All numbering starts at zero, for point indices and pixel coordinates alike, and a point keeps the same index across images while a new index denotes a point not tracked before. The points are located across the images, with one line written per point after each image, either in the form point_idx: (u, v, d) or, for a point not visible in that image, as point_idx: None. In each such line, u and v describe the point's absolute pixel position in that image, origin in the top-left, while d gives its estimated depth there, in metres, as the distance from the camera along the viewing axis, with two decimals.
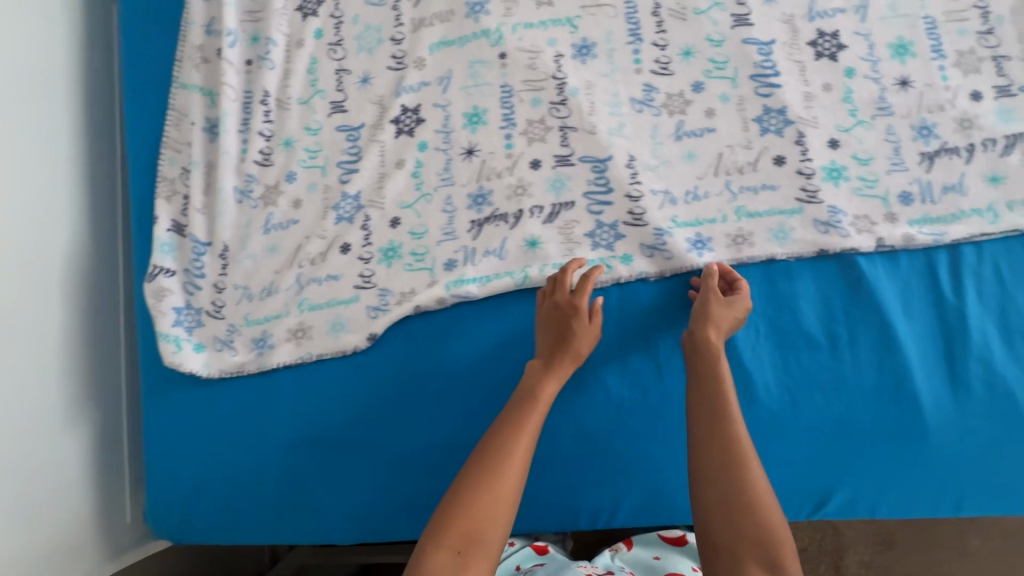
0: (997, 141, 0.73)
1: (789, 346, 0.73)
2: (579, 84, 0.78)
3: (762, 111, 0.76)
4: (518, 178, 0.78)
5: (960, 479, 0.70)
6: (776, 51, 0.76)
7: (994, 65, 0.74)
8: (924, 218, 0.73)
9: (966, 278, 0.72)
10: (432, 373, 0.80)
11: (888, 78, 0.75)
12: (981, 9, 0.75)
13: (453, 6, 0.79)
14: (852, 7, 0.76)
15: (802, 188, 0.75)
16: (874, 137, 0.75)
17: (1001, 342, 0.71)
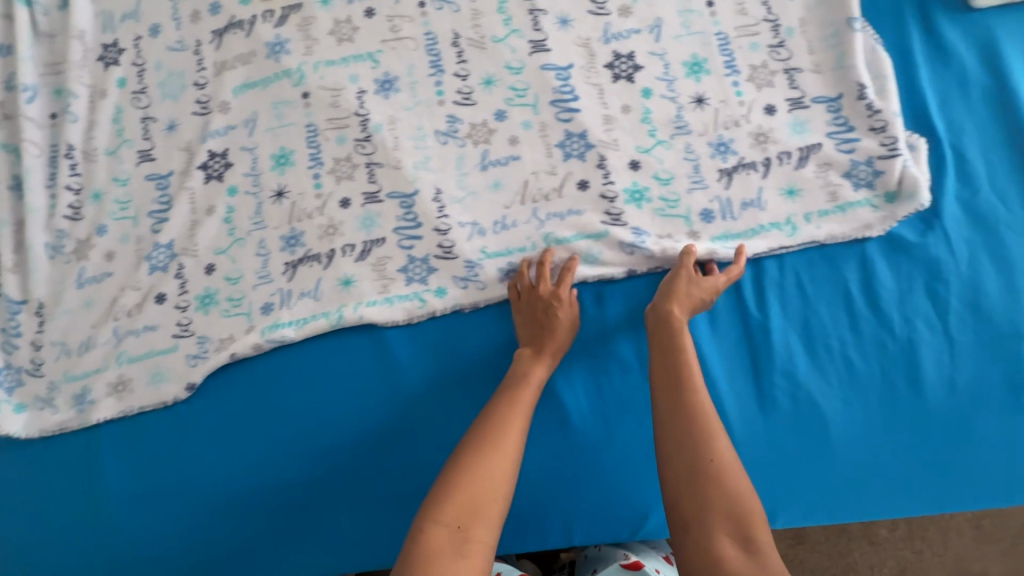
0: (791, 153, 0.73)
1: (601, 370, 0.75)
2: (382, 120, 0.77)
3: (564, 136, 0.76)
4: (329, 218, 0.78)
5: (771, 490, 0.72)
6: (573, 75, 0.76)
7: (786, 78, 0.74)
8: (725, 234, 0.74)
9: (769, 293, 0.73)
10: (257, 417, 0.77)
11: (684, 96, 0.75)
12: (770, 22, 0.75)
13: (253, 48, 0.78)
14: (646, 27, 0.76)
15: (607, 212, 0.75)
16: (673, 157, 0.75)
17: (806, 354, 0.73)
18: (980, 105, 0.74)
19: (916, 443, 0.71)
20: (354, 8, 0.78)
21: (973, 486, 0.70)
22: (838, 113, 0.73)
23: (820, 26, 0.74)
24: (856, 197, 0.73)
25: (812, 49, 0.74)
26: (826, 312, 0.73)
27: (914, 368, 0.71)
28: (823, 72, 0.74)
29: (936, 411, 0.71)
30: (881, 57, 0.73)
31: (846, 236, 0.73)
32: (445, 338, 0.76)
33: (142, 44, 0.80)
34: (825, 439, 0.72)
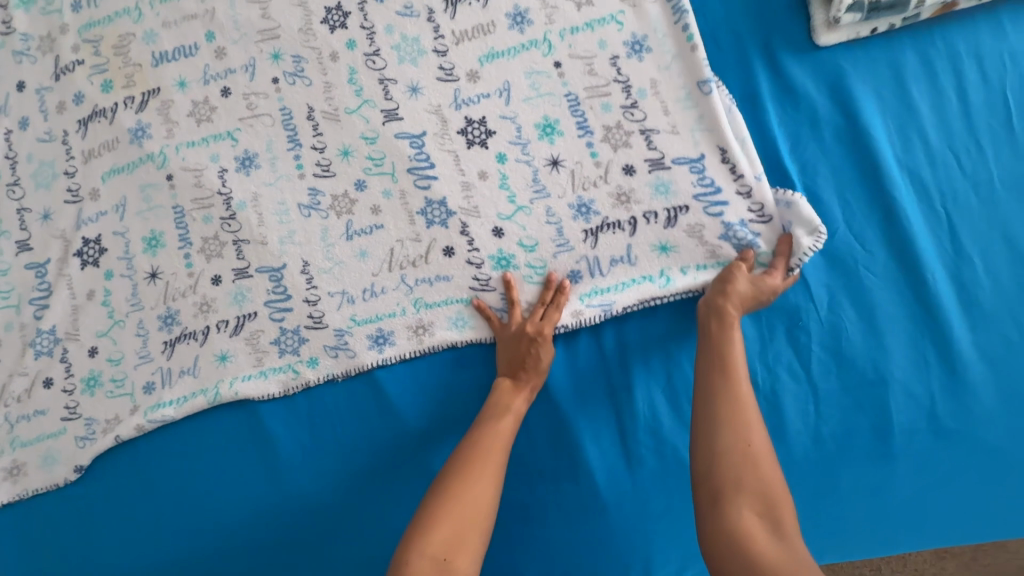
0: (657, 214, 0.72)
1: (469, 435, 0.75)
2: (245, 198, 0.78)
3: (424, 203, 0.76)
4: (202, 296, 0.77)
5: (643, 546, 0.72)
6: (427, 142, 0.76)
7: (643, 139, 0.72)
8: (595, 291, 0.73)
9: (628, 347, 0.73)
10: (149, 496, 0.78)
11: (538, 158, 0.74)
12: (622, 82, 0.72)
13: (117, 134, 0.81)
14: (495, 91, 0.75)
15: (474, 278, 0.75)
16: (535, 224, 0.74)
17: (666, 406, 0.72)
18: (834, 146, 0.70)
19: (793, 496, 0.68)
20: (210, 88, 0.79)
21: (853, 532, 0.68)
22: (702, 173, 0.70)
23: (673, 85, 0.71)
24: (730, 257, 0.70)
25: (667, 107, 0.71)
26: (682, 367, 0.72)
27: (780, 422, 0.68)
28: (681, 133, 0.71)
29: (809, 464, 0.67)
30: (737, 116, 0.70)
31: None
32: (316, 409, 0.78)
33: (12, 138, 0.83)
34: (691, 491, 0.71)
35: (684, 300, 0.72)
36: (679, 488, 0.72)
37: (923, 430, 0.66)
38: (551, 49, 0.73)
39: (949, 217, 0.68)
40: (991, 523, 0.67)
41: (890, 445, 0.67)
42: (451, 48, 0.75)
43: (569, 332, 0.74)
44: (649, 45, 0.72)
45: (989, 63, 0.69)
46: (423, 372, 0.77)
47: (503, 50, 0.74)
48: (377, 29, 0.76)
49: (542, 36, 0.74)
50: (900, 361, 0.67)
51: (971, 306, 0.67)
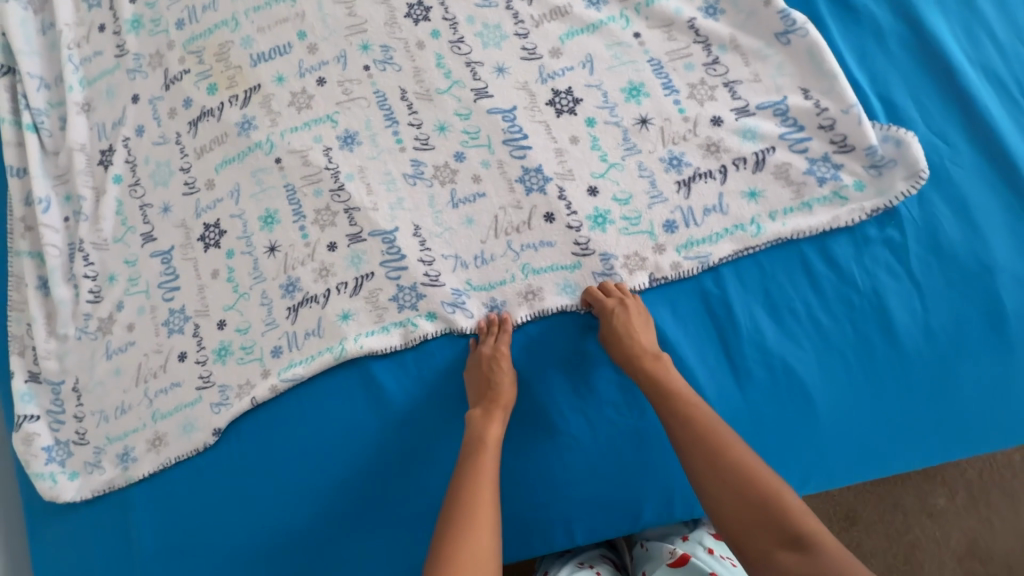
0: (746, 159, 0.75)
1: (574, 370, 0.76)
2: (352, 170, 0.84)
3: (522, 171, 0.79)
4: (320, 262, 0.84)
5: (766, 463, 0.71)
6: (519, 116, 0.81)
7: (727, 92, 0.76)
8: (690, 242, 0.75)
9: (725, 270, 0.74)
10: (270, 460, 0.82)
11: (628, 119, 0.78)
12: (701, 43, 0.78)
13: (225, 129, 0.88)
14: (579, 63, 0.80)
15: (575, 242, 0.77)
16: (628, 177, 0.77)
17: (771, 322, 0.72)
18: (902, 54, 0.73)
19: (908, 392, 0.69)
20: (306, 80, 0.87)
21: (965, 424, 0.68)
22: (785, 115, 0.74)
23: (751, 40, 0.76)
24: (821, 193, 0.73)
25: (748, 61, 0.76)
26: (783, 281, 0.73)
27: (886, 318, 0.70)
28: (763, 80, 0.76)
29: (923, 357, 0.68)
30: (829, 61, 0.73)
31: (818, 228, 0.72)
32: (425, 362, 0.81)
33: (130, 144, 0.90)
34: (810, 407, 0.70)
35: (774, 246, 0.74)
36: (796, 407, 0.70)
37: None
38: (627, 23, 0.80)
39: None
40: None
41: (1005, 333, 0.67)
42: (532, 31, 0.82)
43: (682, 280, 0.75)
44: (722, 8, 0.78)
45: None
46: (539, 331, 0.77)
47: (582, 27, 0.81)
48: (460, 18, 0.84)
49: (618, 13, 0.80)
50: (1005, 248, 0.68)
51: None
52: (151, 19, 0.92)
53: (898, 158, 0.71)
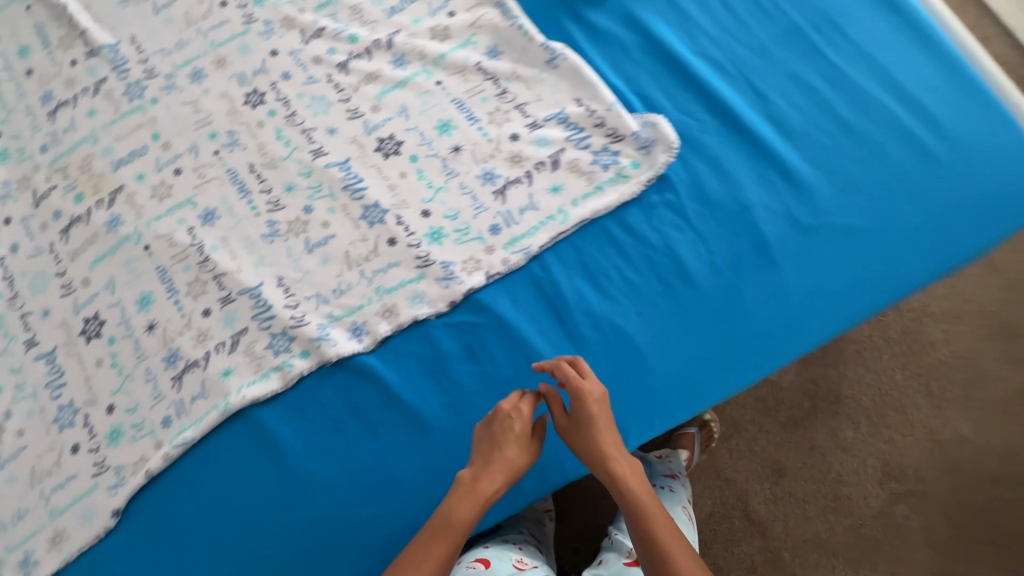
0: (544, 162, 0.89)
1: (439, 371, 0.84)
2: (215, 242, 0.93)
3: (363, 209, 0.91)
4: (198, 329, 0.90)
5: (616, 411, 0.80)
6: (353, 165, 0.93)
7: (518, 112, 0.91)
8: (513, 238, 0.87)
9: (547, 255, 0.86)
10: (175, 527, 0.84)
11: (444, 149, 0.92)
12: (490, 79, 0.93)
13: (95, 230, 0.96)
14: (396, 113, 0.94)
15: (416, 258, 0.88)
16: (453, 197, 0.90)
17: (593, 290, 0.84)
18: (644, 58, 0.91)
19: (711, 321, 0.80)
20: (164, 173, 0.97)
21: (766, 338, 0.79)
22: (567, 121, 0.90)
23: (528, 69, 0.92)
24: (608, 177, 0.87)
25: (530, 86, 0.92)
26: (596, 253, 0.85)
27: (681, 265, 0.83)
28: (544, 98, 0.91)
29: (714, 290, 0.81)
30: (589, 74, 0.90)
31: (611, 204, 0.85)
32: (306, 397, 0.86)
33: (6, 262, 0.97)
34: (638, 354, 0.81)
35: (582, 226, 0.86)
36: (628, 357, 0.81)
37: (790, 233, 0.81)
38: (429, 74, 0.95)
39: (748, 79, 0.88)
40: (881, 288, 0.79)
41: (770, 255, 0.81)
42: (352, 95, 0.96)
43: (514, 271, 0.86)
44: (501, 49, 0.94)
45: None
46: (401, 341, 0.86)
47: (393, 85, 0.95)
48: (291, 97, 0.97)
49: (420, 69, 0.95)
50: (751, 189, 0.83)
51: (786, 129, 0.85)
52: (16, 149, 1.02)
53: (657, 136, 0.86)
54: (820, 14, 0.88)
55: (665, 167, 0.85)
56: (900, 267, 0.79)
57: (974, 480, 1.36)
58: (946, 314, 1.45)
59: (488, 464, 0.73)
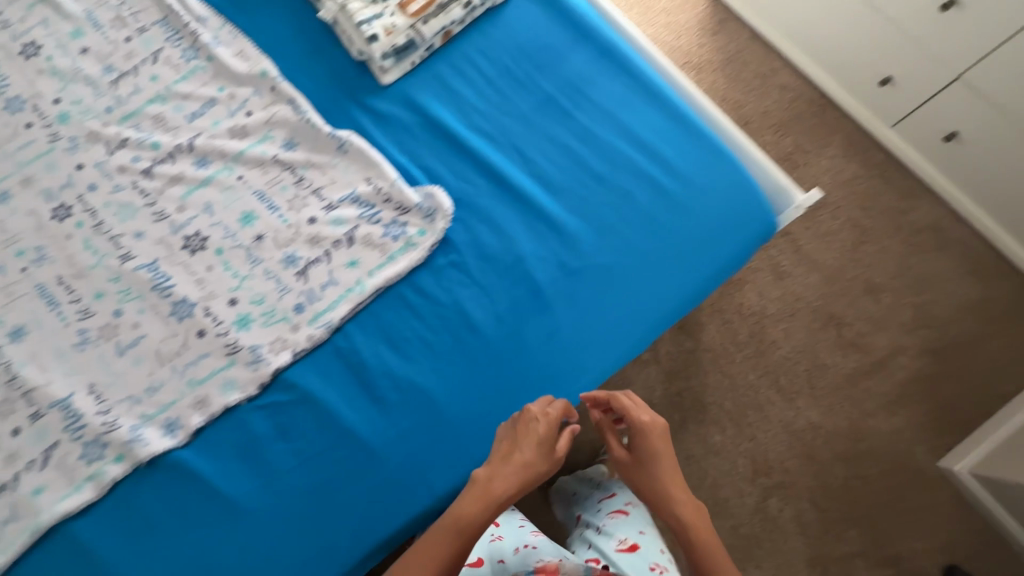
0: (341, 240, 0.96)
1: (253, 453, 0.87)
2: (23, 358, 0.93)
3: (172, 306, 0.95)
4: (5, 450, 0.89)
5: (421, 465, 0.85)
6: (161, 265, 0.97)
7: (315, 196, 0.99)
8: (317, 314, 0.92)
9: (349, 326, 0.92)
10: None
11: (247, 239, 0.97)
12: (287, 169, 1.00)
13: None
14: (201, 210, 0.99)
15: (226, 346, 0.92)
16: (258, 283, 0.95)
17: (392, 353, 0.90)
18: (425, 136, 1.01)
19: (499, 366, 0.88)
20: None
21: (548, 374, 0.88)
22: (359, 200, 0.97)
23: (320, 156, 1.00)
24: (398, 246, 0.94)
25: (324, 172, 1.00)
26: (393, 319, 0.91)
27: (468, 319, 0.90)
28: (338, 181, 0.99)
29: (499, 337, 0.89)
30: (374, 155, 0.99)
31: (402, 271, 0.93)
32: (122, 501, 0.87)
33: None
34: (435, 408, 0.86)
35: (379, 295, 0.93)
36: (427, 412, 0.86)
37: (560, 278, 0.91)
38: (231, 170, 1.01)
39: (513, 143, 0.98)
40: (641, 316, 0.90)
41: (543, 300, 0.90)
42: (159, 198, 1.00)
43: (318, 346, 0.91)
44: (296, 140, 1.02)
45: (490, 53, 1.04)
46: (214, 430, 0.89)
47: (197, 184, 1.01)
48: (98, 206, 1.01)
49: (222, 166, 1.02)
50: (523, 242, 0.93)
51: (549, 185, 0.95)
52: None
53: (436, 205, 0.95)
54: (568, 84, 1.01)
55: (446, 231, 0.94)
56: (656, 296, 0.90)
57: (830, 462, 1.48)
58: (782, 313, 1.58)
59: (505, 463, 0.79)
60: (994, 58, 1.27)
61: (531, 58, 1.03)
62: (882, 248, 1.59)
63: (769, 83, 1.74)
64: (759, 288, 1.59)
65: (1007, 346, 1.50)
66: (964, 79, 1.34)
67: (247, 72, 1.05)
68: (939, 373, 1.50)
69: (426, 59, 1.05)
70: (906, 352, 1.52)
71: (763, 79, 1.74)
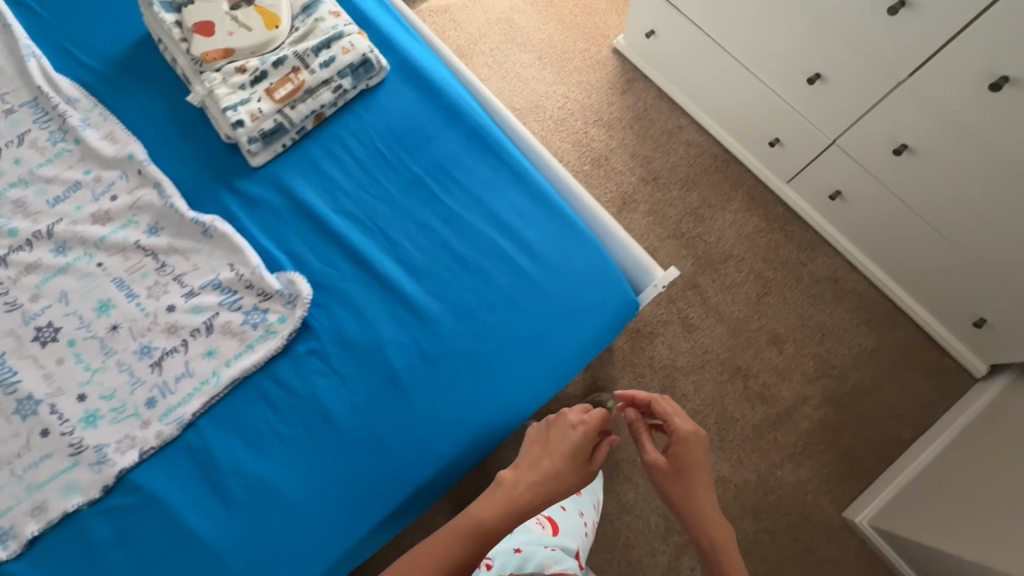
0: (199, 329, 0.93)
1: (91, 563, 0.83)
2: None
3: (16, 403, 0.90)
4: None
5: (267, 566, 0.82)
6: (7, 359, 0.93)
7: (176, 283, 0.97)
8: (169, 409, 0.89)
9: (202, 420, 0.89)
10: None
11: (102, 329, 0.94)
12: (149, 254, 0.99)
13: None
14: (56, 299, 0.96)
15: (70, 445, 0.88)
16: (110, 376, 0.92)
17: (245, 448, 0.87)
18: (292, 219, 1.00)
19: (353, 459, 0.86)
20: None
21: (404, 465, 0.86)
22: (221, 286, 0.96)
23: (184, 241, 0.99)
24: (257, 334, 0.93)
25: (188, 257, 0.98)
26: (248, 411, 0.89)
27: (323, 410, 0.88)
28: (201, 266, 0.97)
29: (355, 428, 0.87)
30: (238, 240, 0.97)
31: (259, 360, 0.91)
32: None
33: None
34: (286, 506, 0.84)
35: (236, 386, 0.91)
36: (277, 510, 0.84)
37: (418, 365, 0.90)
38: (91, 257, 0.99)
39: (378, 227, 0.99)
40: (500, 401, 0.90)
41: (400, 389, 0.89)
42: (11, 287, 0.97)
43: (169, 442, 0.88)
44: (160, 225, 1.00)
45: (361, 136, 1.06)
46: (51, 539, 0.84)
47: (54, 272, 0.98)
48: None
49: (82, 253, 0.99)
50: (382, 330, 0.92)
51: (411, 270, 0.96)
52: None
53: (296, 291, 0.93)
54: (436, 166, 1.02)
55: (306, 317, 0.93)
56: (514, 381, 0.91)
57: (740, 516, 1.48)
58: (692, 365, 1.59)
59: (532, 469, 0.88)
60: (857, 127, 1.31)
61: (401, 141, 1.05)
62: (784, 300, 1.64)
63: (677, 139, 1.80)
64: (669, 341, 1.61)
65: (902, 392, 1.55)
66: (838, 144, 1.39)
67: (113, 155, 1.04)
68: (839, 423, 1.54)
69: (299, 141, 1.05)
70: (809, 402, 1.55)
71: (671, 135, 1.81)
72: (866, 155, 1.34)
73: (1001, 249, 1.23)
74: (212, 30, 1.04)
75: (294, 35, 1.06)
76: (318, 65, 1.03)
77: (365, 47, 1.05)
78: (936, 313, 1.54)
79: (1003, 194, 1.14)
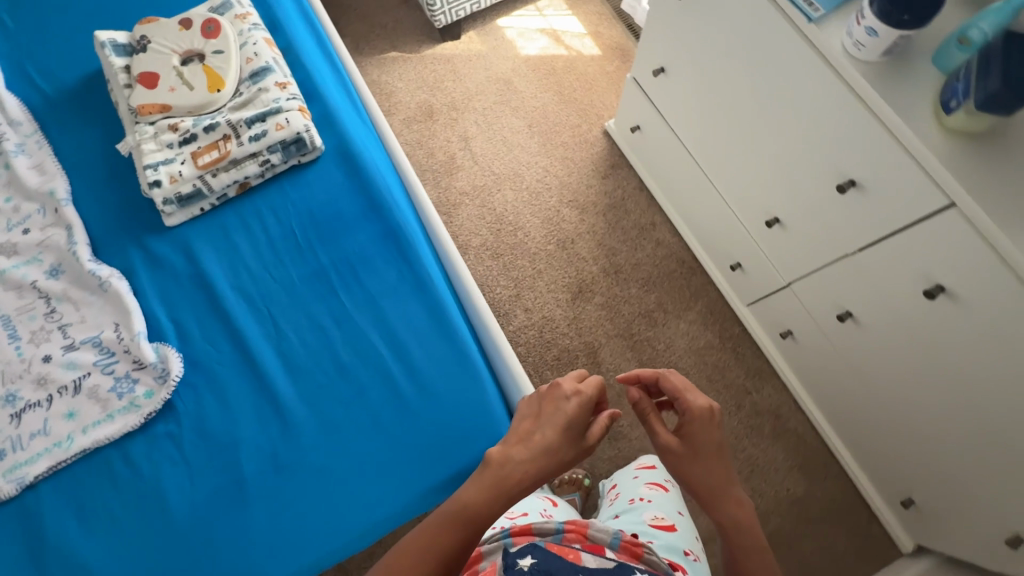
0: (68, 386, 0.92)
1: None
2: None
3: None
4: None
5: None
6: None
7: (60, 333, 0.96)
8: (13, 466, 0.87)
9: (44, 485, 0.88)
10: None
11: None
12: (43, 297, 0.98)
13: None
14: None
15: None
16: None
17: (78, 525, 0.86)
18: (189, 288, 0.99)
19: (179, 559, 0.84)
20: None
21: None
22: (101, 345, 0.95)
23: (80, 290, 0.98)
24: (121, 404, 0.91)
25: (79, 308, 0.97)
26: (92, 484, 0.88)
27: (164, 500, 0.87)
28: (88, 320, 0.97)
29: (189, 526, 0.86)
30: (129, 301, 0.96)
31: (114, 434, 0.89)
32: None
33: None
34: None
35: (87, 454, 0.89)
36: None
37: (267, 472, 0.88)
38: None
39: (270, 312, 0.97)
40: (341, 525, 0.86)
41: (244, 492, 0.87)
42: None
43: (6, 501, 0.87)
44: (63, 268, 1.00)
45: (280, 212, 1.04)
46: None
47: None
48: None
49: None
50: (244, 426, 0.90)
51: (289, 367, 0.93)
52: None
53: (167, 368, 0.92)
54: (344, 260, 1.00)
55: (172, 394, 0.91)
56: (360, 507, 0.87)
57: None
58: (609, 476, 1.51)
59: (524, 444, 0.79)
60: (811, 279, 1.24)
61: (318, 226, 1.03)
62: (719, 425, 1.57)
63: (647, 236, 1.76)
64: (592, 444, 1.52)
65: (819, 549, 1.47)
66: (792, 288, 1.33)
67: (37, 187, 1.04)
68: None
69: (219, 207, 1.04)
70: None
71: (643, 229, 1.76)
72: (816, 306, 1.27)
73: (935, 437, 1.15)
74: (155, 82, 1.04)
75: (235, 100, 1.05)
76: (248, 138, 1.01)
77: (300, 125, 1.03)
78: (871, 475, 1.45)
79: (940, 385, 1.06)
